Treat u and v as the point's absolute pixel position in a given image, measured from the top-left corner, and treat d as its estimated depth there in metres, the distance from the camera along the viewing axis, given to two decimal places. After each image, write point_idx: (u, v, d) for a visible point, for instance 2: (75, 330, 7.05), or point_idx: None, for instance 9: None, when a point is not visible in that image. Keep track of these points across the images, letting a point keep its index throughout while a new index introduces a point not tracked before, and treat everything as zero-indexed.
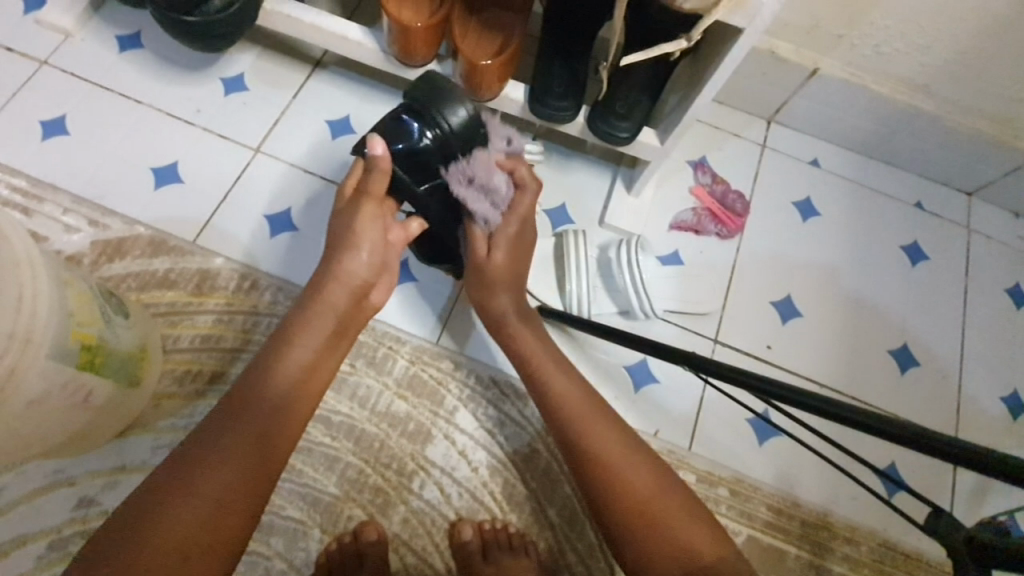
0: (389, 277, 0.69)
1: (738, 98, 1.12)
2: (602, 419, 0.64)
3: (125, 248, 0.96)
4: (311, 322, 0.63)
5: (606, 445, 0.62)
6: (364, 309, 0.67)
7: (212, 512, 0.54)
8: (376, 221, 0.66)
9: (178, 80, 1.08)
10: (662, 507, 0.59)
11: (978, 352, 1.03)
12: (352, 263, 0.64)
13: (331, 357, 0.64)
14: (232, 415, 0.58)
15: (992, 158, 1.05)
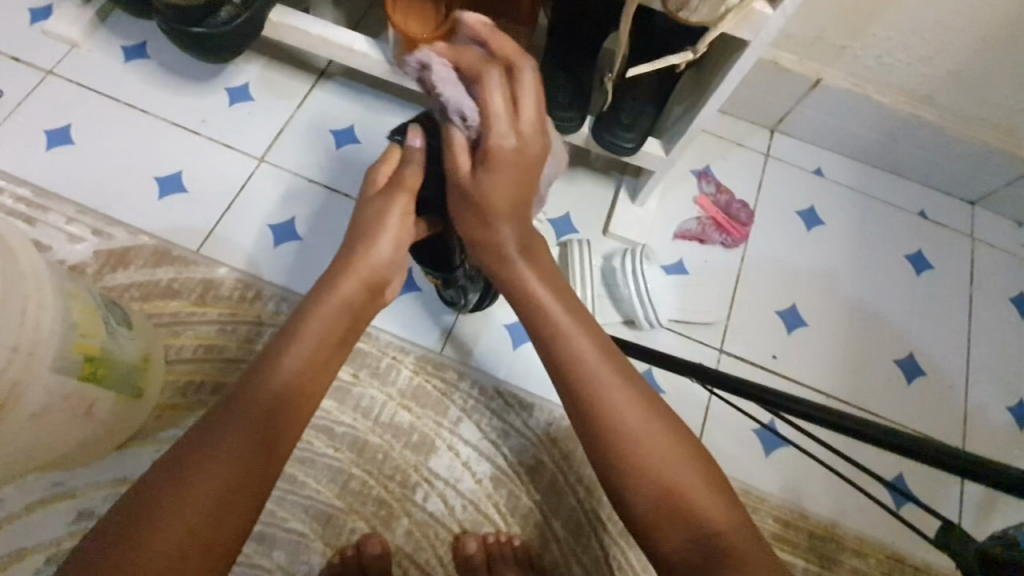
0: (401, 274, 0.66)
1: (741, 108, 1.12)
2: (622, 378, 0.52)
3: (129, 258, 0.96)
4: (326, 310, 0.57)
5: (627, 408, 0.50)
6: (376, 303, 0.63)
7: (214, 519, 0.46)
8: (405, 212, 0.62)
9: (183, 90, 1.08)
10: (705, 491, 0.48)
11: (983, 362, 1.02)
12: (375, 251, 0.61)
13: (342, 350, 0.59)
14: (238, 404, 0.51)
15: (995, 168, 1.05)
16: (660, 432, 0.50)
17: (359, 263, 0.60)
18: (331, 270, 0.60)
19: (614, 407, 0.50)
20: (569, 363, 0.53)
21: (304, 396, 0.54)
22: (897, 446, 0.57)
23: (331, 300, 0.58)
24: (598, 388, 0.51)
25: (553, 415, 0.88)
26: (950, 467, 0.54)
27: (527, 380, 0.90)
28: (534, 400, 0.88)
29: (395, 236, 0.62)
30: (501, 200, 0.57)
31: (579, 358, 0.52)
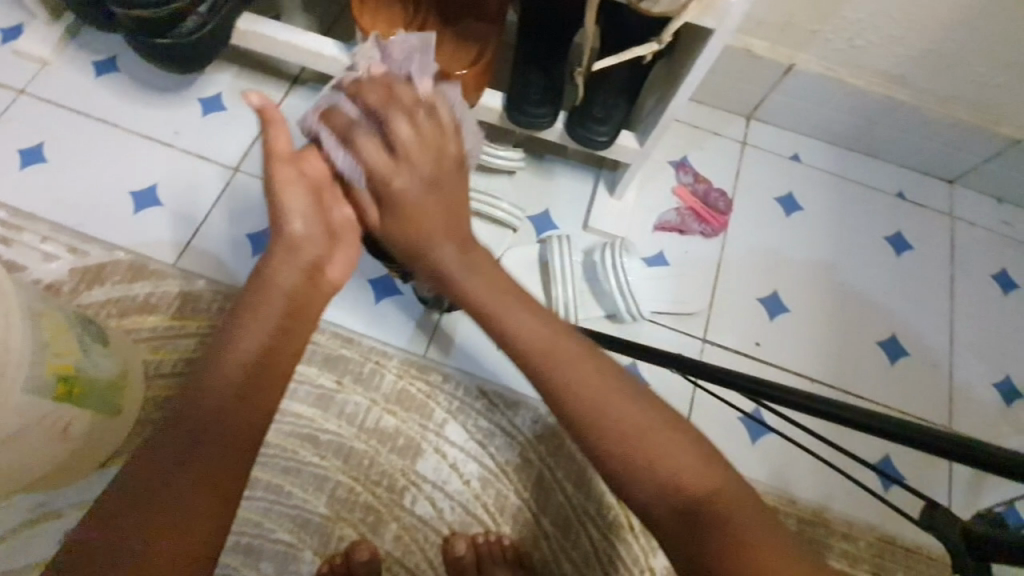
0: (349, 247, 0.59)
1: (717, 97, 1.12)
2: (597, 377, 0.47)
3: (105, 274, 0.95)
4: (263, 298, 0.52)
5: (605, 413, 0.45)
6: (318, 284, 0.56)
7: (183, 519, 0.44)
8: (300, 184, 0.56)
9: (156, 103, 1.07)
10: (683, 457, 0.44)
11: (967, 339, 1.03)
12: (289, 230, 0.55)
13: (290, 340, 0.52)
14: (189, 410, 0.48)
15: (971, 145, 1.06)
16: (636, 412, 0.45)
17: (283, 246, 0.55)
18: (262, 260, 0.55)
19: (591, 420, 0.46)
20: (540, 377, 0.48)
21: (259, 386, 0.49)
22: (872, 428, 0.58)
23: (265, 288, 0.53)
24: (574, 397, 0.46)
25: (538, 413, 0.87)
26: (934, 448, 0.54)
27: (511, 379, 0.89)
28: (519, 398, 0.88)
29: (300, 211, 0.56)
30: (428, 212, 0.55)
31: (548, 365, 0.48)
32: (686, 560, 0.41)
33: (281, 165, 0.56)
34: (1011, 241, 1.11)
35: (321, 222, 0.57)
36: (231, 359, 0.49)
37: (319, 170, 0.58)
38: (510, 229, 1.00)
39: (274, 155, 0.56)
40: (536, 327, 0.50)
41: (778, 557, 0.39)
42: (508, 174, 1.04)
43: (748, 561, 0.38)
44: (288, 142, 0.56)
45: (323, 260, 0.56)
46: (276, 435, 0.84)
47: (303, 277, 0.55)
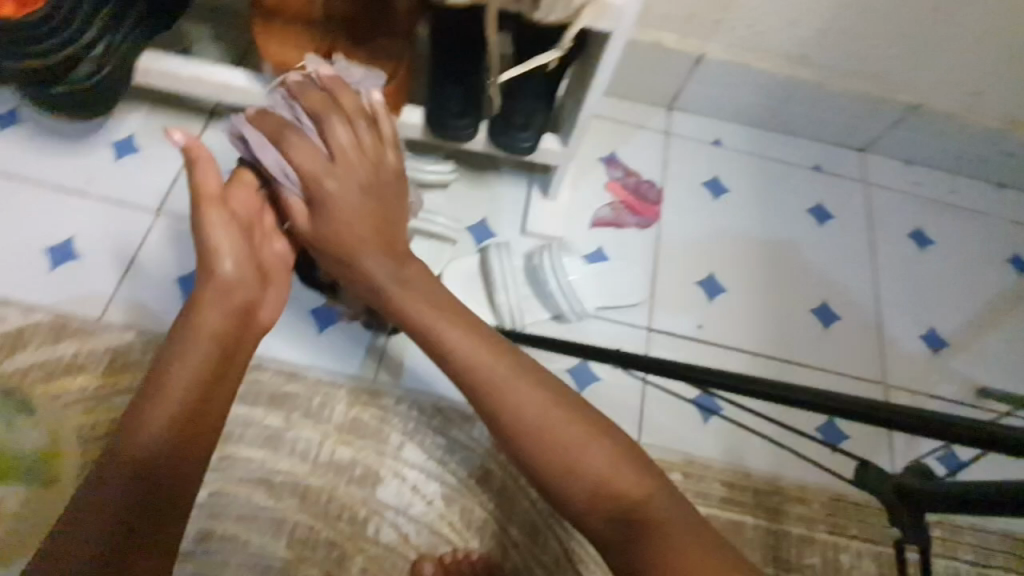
0: (276, 287, 0.62)
1: (637, 91, 1.15)
2: (530, 386, 0.53)
3: (23, 338, 0.90)
4: (193, 344, 0.52)
5: (542, 418, 0.51)
6: (250, 327, 0.57)
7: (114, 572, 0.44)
8: (231, 227, 0.57)
9: (62, 152, 1.02)
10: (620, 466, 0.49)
11: (892, 296, 1.09)
12: (221, 274, 0.56)
13: (223, 385, 0.53)
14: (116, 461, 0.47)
15: (874, 114, 1.12)
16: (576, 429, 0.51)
17: (215, 290, 0.55)
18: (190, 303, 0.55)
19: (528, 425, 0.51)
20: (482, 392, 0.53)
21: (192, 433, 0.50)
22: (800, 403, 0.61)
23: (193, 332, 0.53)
24: (516, 409, 0.52)
25: None
26: None
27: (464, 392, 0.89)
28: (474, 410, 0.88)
29: (231, 253, 0.56)
30: (364, 245, 0.60)
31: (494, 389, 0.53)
32: (610, 540, 0.47)
33: (210, 207, 0.56)
34: (921, 200, 1.18)
35: (252, 264, 0.58)
36: (161, 407, 0.50)
37: (244, 207, 0.60)
38: (448, 243, 1.00)
39: (203, 197, 0.56)
40: (476, 346, 0.55)
41: (692, 536, 0.45)
42: (440, 188, 1.04)
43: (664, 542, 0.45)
44: (219, 184, 0.57)
45: (256, 303, 0.58)
46: (226, 483, 0.81)
47: (234, 320, 0.55)
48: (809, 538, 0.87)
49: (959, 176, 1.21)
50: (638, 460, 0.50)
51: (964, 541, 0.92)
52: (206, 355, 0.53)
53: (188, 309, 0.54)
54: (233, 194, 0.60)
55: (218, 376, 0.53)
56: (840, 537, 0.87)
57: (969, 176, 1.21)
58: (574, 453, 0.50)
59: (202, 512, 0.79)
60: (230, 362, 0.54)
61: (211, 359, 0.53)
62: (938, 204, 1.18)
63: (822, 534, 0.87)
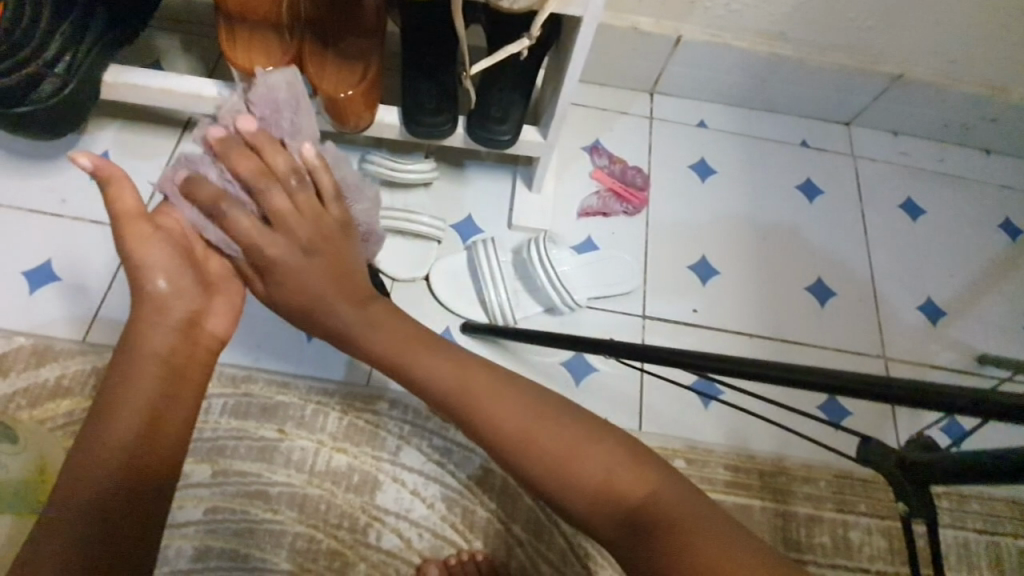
0: (226, 298, 0.56)
1: (617, 78, 1.14)
2: (499, 388, 0.46)
3: (6, 364, 0.88)
4: (135, 369, 0.48)
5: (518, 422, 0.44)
6: (198, 341, 0.53)
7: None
8: (160, 239, 0.52)
9: (35, 173, 1.00)
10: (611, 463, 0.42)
11: (886, 268, 1.08)
12: (155, 290, 0.51)
13: (177, 400, 0.50)
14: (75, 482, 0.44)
15: (858, 86, 1.11)
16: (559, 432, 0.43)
17: (151, 308, 0.51)
18: (128, 328, 0.51)
19: (502, 435, 0.44)
20: (450, 401, 0.47)
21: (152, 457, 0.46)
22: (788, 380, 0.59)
23: (137, 350, 0.49)
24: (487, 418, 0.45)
25: None
26: (872, 392, 0.53)
27: None
28: None
29: (164, 269, 0.52)
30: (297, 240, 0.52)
31: (462, 397, 0.46)
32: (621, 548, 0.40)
33: (132, 224, 0.51)
34: (910, 170, 1.17)
35: (190, 275, 0.53)
36: (110, 438, 0.46)
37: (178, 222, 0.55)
38: (434, 241, 0.98)
39: (123, 215, 0.51)
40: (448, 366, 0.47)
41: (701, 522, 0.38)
42: (423, 186, 1.03)
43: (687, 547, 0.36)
44: (139, 199, 0.52)
45: (199, 314, 0.53)
46: (222, 498, 0.79)
47: (180, 336, 0.52)
48: (817, 517, 0.86)
49: (946, 143, 1.20)
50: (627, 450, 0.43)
51: (972, 510, 0.91)
52: (152, 373, 0.49)
53: (129, 325, 0.51)
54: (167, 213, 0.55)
55: (168, 390, 0.49)
56: (849, 514, 0.86)
57: (955, 143, 1.20)
58: (556, 448, 0.43)
59: (199, 529, 0.78)
60: (178, 376, 0.50)
61: (157, 374, 0.49)
62: (926, 172, 1.18)
63: (830, 511, 0.86)
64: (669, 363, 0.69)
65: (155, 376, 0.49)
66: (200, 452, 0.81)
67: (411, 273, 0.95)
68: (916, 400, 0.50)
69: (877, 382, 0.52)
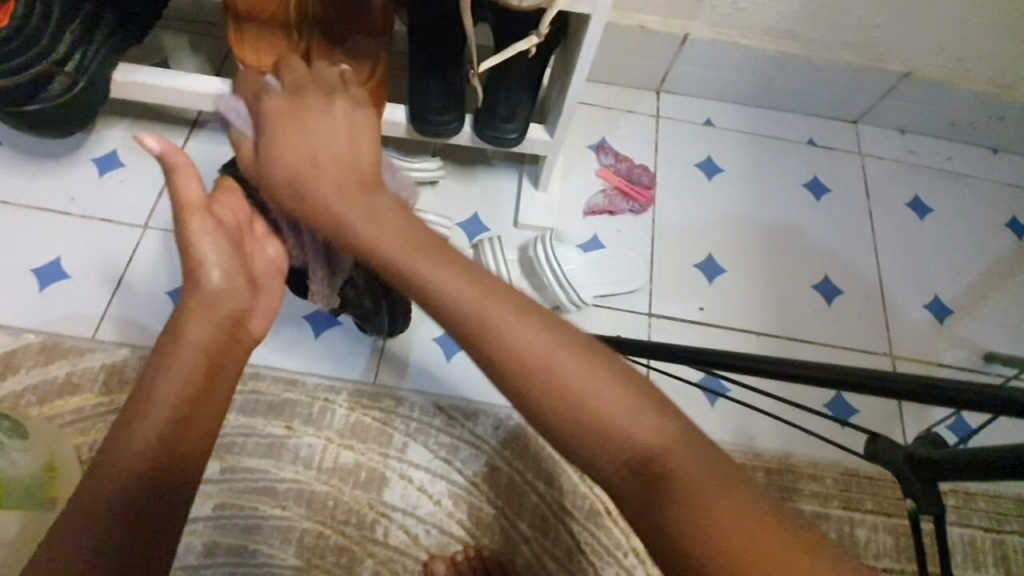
0: (267, 296, 0.56)
1: (622, 76, 1.14)
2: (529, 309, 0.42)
3: (16, 361, 0.89)
4: (175, 365, 0.46)
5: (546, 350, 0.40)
6: (240, 340, 0.52)
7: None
8: (217, 234, 0.52)
9: (44, 171, 1.00)
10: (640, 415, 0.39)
11: (893, 266, 1.08)
12: (206, 284, 0.50)
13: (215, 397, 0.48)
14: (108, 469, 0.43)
15: (866, 84, 1.11)
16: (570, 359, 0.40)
17: (200, 302, 0.50)
18: (171, 320, 0.49)
19: (517, 357, 0.40)
20: (456, 320, 0.42)
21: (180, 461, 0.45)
22: (795, 375, 0.60)
23: (182, 344, 0.47)
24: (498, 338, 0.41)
25: (499, 419, 0.86)
26: (881, 388, 0.54)
27: (465, 389, 0.88)
28: (477, 407, 0.87)
29: (218, 263, 0.51)
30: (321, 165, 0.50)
31: (466, 318, 0.42)
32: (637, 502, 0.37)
33: (194, 215, 0.51)
34: (918, 168, 1.17)
35: (244, 274, 0.53)
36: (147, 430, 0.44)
37: (231, 215, 0.56)
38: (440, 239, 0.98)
39: (185, 205, 0.51)
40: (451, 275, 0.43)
41: (719, 481, 0.36)
42: (429, 184, 1.03)
43: (704, 512, 0.35)
44: (203, 190, 0.51)
45: (246, 313, 0.52)
46: (230, 495, 0.80)
47: (222, 332, 0.50)
48: (824, 515, 0.86)
49: (953, 142, 1.20)
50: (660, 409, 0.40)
51: (979, 508, 0.91)
52: (193, 369, 0.47)
53: (174, 318, 0.49)
54: (219, 200, 0.55)
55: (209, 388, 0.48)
56: (856, 512, 0.86)
57: (963, 141, 1.19)
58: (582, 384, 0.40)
59: (208, 525, 0.78)
60: (222, 375, 0.49)
61: (199, 370, 0.47)
62: (934, 170, 1.17)
63: (836, 510, 0.86)
64: (677, 360, 0.69)
65: (194, 373, 0.47)
66: None
67: None
68: (926, 396, 0.51)
69: (885, 378, 0.53)
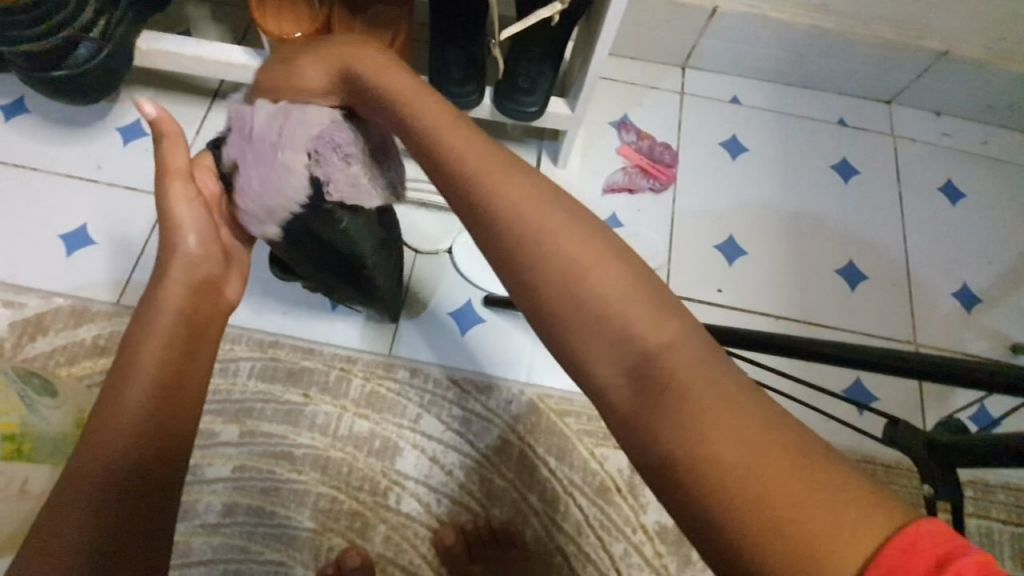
0: (238, 269, 0.57)
1: (646, 51, 1.11)
2: (512, 174, 0.39)
3: (46, 323, 0.91)
4: (154, 327, 0.46)
5: (511, 204, 0.37)
6: (216, 304, 0.51)
7: (105, 528, 0.39)
8: (197, 204, 0.53)
9: (71, 139, 1.02)
10: (632, 294, 0.35)
11: (922, 252, 1.05)
12: (180, 247, 0.51)
13: (200, 354, 0.48)
14: (101, 422, 0.42)
15: (902, 63, 1.06)
16: (571, 223, 0.37)
17: (178, 267, 0.50)
18: (149, 287, 0.49)
19: (496, 204, 0.38)
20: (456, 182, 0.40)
21: (168, 427, 0.43)
22: (818, 355, 0.59)
23: (157, 306, 0.47)
24: (497, 204, 0.38)
25: (512, 394, 0.87)
26: (913, 370, 0.53)
27: (480, 364, 0.89)
28: (491, 381, 0.88)
29: (194, 228, 0.52)
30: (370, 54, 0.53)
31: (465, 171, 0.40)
32: (616, 395, 0.34)
33: (178, 181, 0.52)
34: (953, 152, 1.12)
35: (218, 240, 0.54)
36: (139, 380, 0.43)
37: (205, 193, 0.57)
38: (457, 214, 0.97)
39: (169, 173, 0.52)
40: (453, 139, 0.42)
41: (741, 414, 0.31)
42: None
43: (706, 428, 0.31)
44: (188, 159, 0.53)
45: (220, 280, 0.52)
46: (249, 458, 0.82)
47: (197, 297, 0.50)
48: None
49: (991, 125, 1.15)
50: (659, 295, 0.35)
51: (998, 500, 0.89)
52: (168, 324, 0.46)
53: (151, 285, 0.49)
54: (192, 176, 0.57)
55: (188, 343, 0.47)
56: None
57: (1002, 125, 1.14)
58: (551, 240, 0.36)
59: (228, 486, 0.80)
60: (199, 335, 0.48)
61: (176, 328, 0.47)
62: (970, 155, 1.12)
63: None
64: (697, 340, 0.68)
65: (176, 331, 0.46)
66: (229, 413, 0.83)
67: (434, 245, 0.94)
68: (953, 378, 0.51)
69: (915, 362, 0.53)
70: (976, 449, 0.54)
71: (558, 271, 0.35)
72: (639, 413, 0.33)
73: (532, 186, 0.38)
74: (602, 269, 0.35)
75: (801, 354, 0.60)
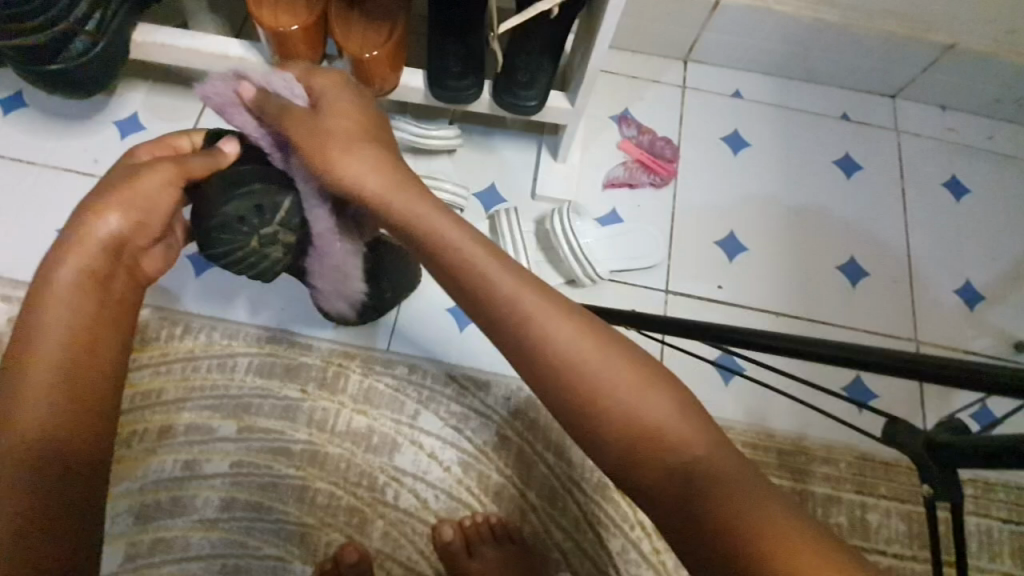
0: (166, 244, 0.60)
1: (648, 44, 1.09)
2: (557, 312, 0.48)
3: None
4: (57, 295, 0.50)
5: (554, 340, 0.47)
6: (126, 264, 0.55)
7: (42, 468, 0.45)
8: (171, 193, 0.54)
9: (69, 132, 1.01)
10: (655, 402, 0.45)
11: (925, 249, 1.04)
12: (100, 225, 0.52)
13: (109, 312, 0.52)
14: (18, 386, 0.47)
15: (907, 57, 1.05)
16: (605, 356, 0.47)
17: (78, 240, 0.51)
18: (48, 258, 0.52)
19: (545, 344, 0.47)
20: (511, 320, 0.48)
21: (84, 378, 0.49)
22: (816, 354, 0.59)
23: (55, 279, 0.50)
24: (545, 337, 0.47)
25: (510, 390, 0.87)
26: (912, 371, 0.53)
27: (478, 360, 0.88)
28: (490, 377, 0.87)
29: (123, 209, 0.53)
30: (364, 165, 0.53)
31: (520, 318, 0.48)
32: (664, 499, 0.43)
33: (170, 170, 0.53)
34: (958, 147, 1.11)
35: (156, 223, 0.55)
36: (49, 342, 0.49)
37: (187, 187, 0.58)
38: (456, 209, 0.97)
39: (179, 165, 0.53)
40: (512, 281, 0.49)
41: (756, 497, 0.41)
42: (446, 154, 1.01)
43: (742, 522, 0.40)
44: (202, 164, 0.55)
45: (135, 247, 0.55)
46: (247, 453, 0.82)
47: (110, 260, 0.53)
48: (835, 498, 0.85)
49: (995, 120, 1.13)
50: (676, 398, 0.46)
51: (998, 498, 0.89)
52: (72, 287, 0.51)
53: (52, 254, 0.51)
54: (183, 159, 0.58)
55: (97, 304, 0.52)
56: (869, 496, 0.85)
57: (1006, 120, 1.13)
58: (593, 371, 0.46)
59: (225, 481, 0.81)
60: (105, 294, 0.52)
61: (83, 292, 0.51)
62: (974, 150, 1.11)
63: (849, 493, 0.85)
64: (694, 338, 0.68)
65: (86, 292, 0.51)
66: (227, 408, 0.83)
67: None
68: (953, 379, 0.50)
69: (913, 362, 0.53)
70: (976, 449, 0.54)
71: (600, 396, 0.45)
72: (681, 511, 0.42)
73: (577, 323, 0.48)
74: (633, 391, 0.45)
75: (798, 353, 0.60)
